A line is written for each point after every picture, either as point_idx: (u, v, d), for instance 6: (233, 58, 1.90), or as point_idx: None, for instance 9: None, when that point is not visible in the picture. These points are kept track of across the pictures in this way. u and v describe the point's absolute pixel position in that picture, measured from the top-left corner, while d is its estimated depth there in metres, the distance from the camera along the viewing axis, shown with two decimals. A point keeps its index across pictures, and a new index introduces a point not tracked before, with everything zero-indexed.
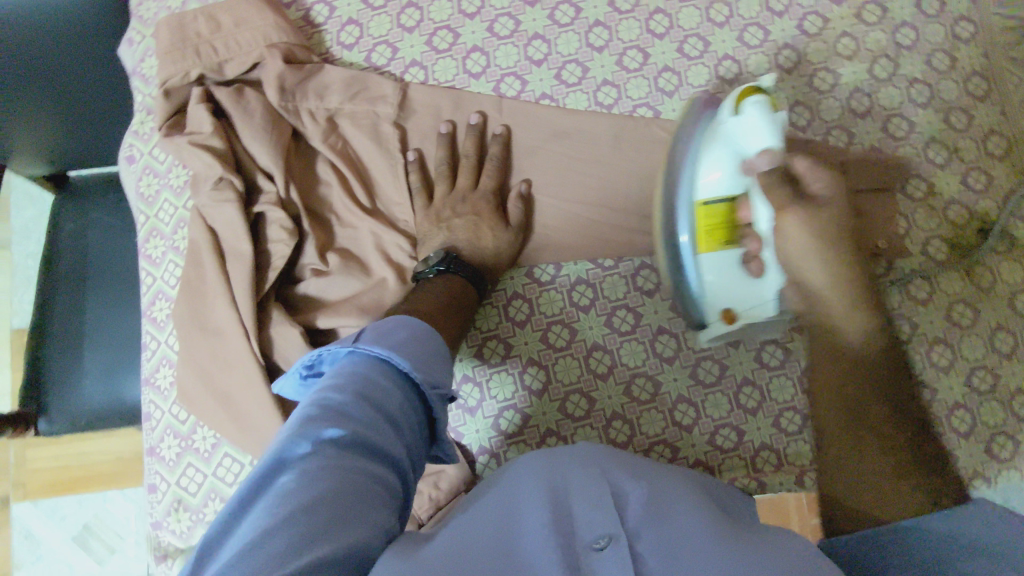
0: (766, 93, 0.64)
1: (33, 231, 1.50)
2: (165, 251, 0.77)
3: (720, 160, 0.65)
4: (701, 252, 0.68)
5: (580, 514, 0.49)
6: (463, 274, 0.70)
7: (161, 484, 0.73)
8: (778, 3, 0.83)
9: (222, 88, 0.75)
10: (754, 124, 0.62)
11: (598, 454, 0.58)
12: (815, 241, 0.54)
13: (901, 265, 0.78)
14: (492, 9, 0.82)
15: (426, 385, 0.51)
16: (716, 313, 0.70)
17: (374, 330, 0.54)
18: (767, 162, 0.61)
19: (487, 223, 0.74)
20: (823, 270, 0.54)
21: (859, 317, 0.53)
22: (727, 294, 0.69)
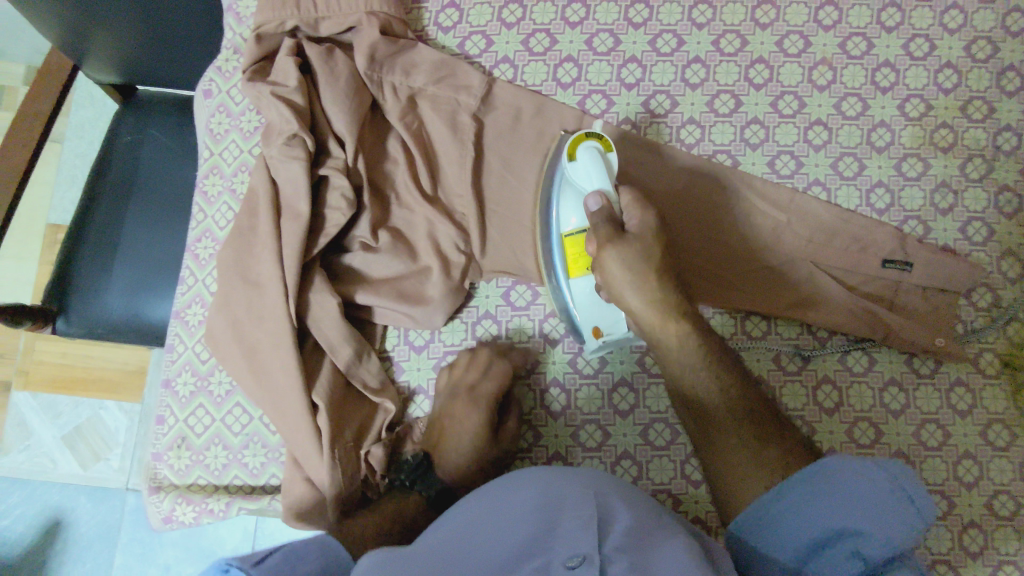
0: (599, 136, 0.69)
1: (86, 132, 1.52)
2: (222, 191, 0.77)
3: (574, 206, 0.70)
4: (573, 279, 0.71)
5: (563, 530, 0.50)
6: (426, 490, 0.66)
7: (168, 418, 0.74)
8: (884, 79, 0.80)
9: (313, 45, 0.74)
10: (584, 167, 0.68)
11: (598, 480, 0.57)
12: (638, 275, 0.64)
13: (946, 370, 0.76)
14: (595, 22, 0.81)
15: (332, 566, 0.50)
16: (585, 329, 0.72)
17: (285, 565, 0.47)
18: (597, 204, 0.66)
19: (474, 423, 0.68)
20: (643, 299, 0.64)
21: (673, 335, 0.65)
22: (592, 312, 0.71)
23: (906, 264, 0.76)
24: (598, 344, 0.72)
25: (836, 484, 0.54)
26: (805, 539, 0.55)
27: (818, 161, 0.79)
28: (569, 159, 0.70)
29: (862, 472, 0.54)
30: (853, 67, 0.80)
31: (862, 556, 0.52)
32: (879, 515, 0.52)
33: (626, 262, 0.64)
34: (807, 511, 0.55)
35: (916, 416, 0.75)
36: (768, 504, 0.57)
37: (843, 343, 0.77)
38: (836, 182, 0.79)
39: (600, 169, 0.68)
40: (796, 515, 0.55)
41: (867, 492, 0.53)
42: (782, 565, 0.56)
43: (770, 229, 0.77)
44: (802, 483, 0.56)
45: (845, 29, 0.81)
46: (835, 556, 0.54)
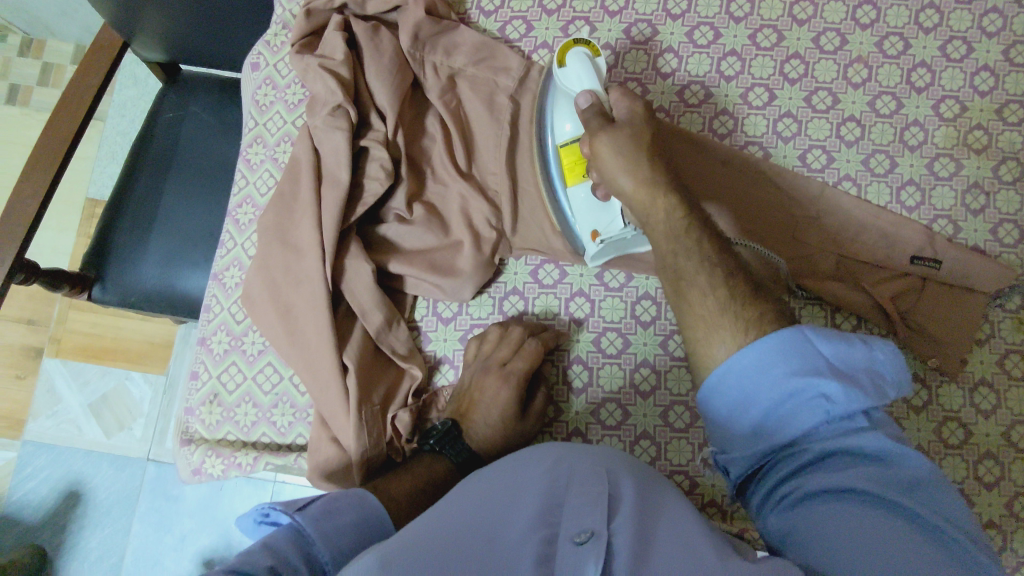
0: (586, 42, 0.71)
1: (129, 110, 1.57)
2: (264, 159, 0.80)
3: (568, 112, 0.72)
4: (569, 186, 0.73)
5: (571, 508, 0.50)
6: (453, 456, 0.67)
7: (202, 374, 0.76)
8: (919, 79, 0.81)
9: (360, 22, 0.77)
10: (574, 71, 0.70)
11: (610, 458, 0.57)
12: (631, 157, 0.64)
13: (971, 369, 0.76)
14: (634, 12, 0.82)
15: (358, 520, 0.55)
16: (584, 233, 0.73)
17: (320, 506, 0.54)
18: (588, 101, 0.68)
19: (504, 397, 0.69)
20: (635, 181, 0.63)
21: (662, 210, 0.62)
22: (589, 217, 0.73)
23: (935, 261, 0.76)
24: (597, 247, 0.72)
25: (805, 347, 0.53)
26: (767, 394, 0.53)
27: (849, 157, 0.80)
28: (558, 64, 0.71)
29: (831, 339, 0.54)
30: (889, 65, 0.81)
31: (827, 407, 0.52)
32: (844, 373, 0.53)
33: (616, 147, 0.64)
34: (771, 368, 0.53)
35: (938, 414, 0.75)
36: (732, 359, 0.55)
37: (867, 337, 0.77)
38: (866, 178, 0.80)
39: (589, 72, 0.69)
40: (758, 369, 0.54)
41: (837, 354, 0.53)
42: (741, 424, 0.55)
43: (801, 219, 0.78)
44: (766, 341, 0.54)
45: (882, 28, 0.82)
46: (794, 411, 0.53)
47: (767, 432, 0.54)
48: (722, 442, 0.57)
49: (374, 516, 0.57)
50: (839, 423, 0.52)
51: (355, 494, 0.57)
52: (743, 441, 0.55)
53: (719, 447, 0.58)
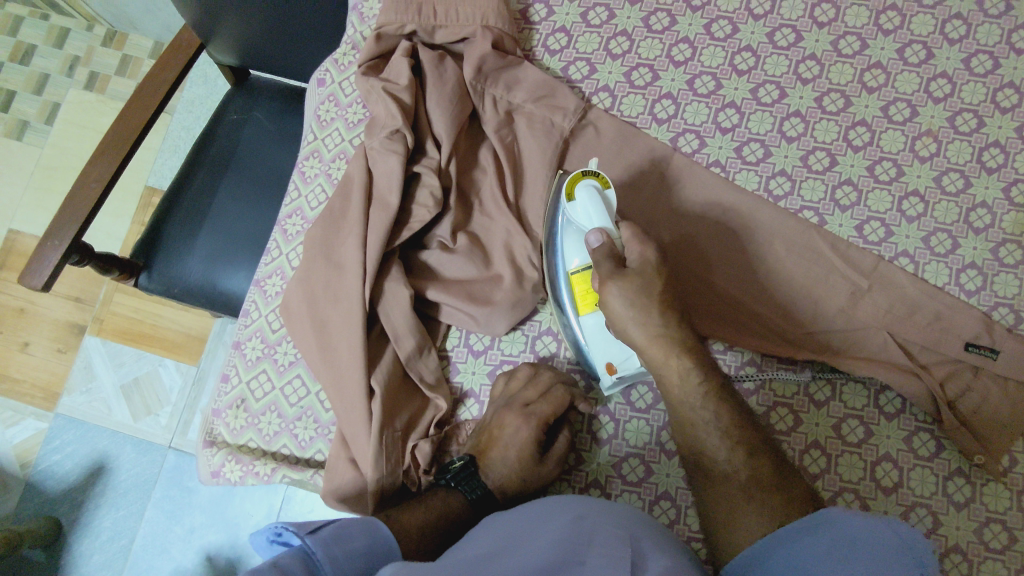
0: (595, 174, 0.69)
1: (196, 108, 1.63)
2: (318, 174, 0.81)
3: (580, 246, 0.70)
4: (584, 315, 0.71)
5: (591, 563, 0.49)
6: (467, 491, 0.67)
7: (233, 377, 0.77)
8: (991, 159, 0.78)
9: (427, 50, 0.78)
10: (583, 207, 0.68)
11: (631, 521, 0.57)
12: (641, 309, 0.65)
13: (1021, 470, 0.71)
14: (699, 64, 0.82)
15: (368, 548, 0.55)
16: (598, 365, 0.71)
17: (331, 530, 0.54)
18: (598, 241, 0.67)
19: (523, 439, 0.68)
20: (646, 334, 0.66)
21: (675, 372, 0.66)
22: (601, 349, 0.71)
23: (993, 350, 0.73)
24: (611, 380, 0.71)
25: (839, 538, 0.55)
26: None
27: (908, 233, 0.77)
28: (567, 198, 0.70)
29: (865, 531, 0.55)
30: (959, 142, 0.78)
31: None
32: (875, 565, 0.53)
33: (628, 297, 0.65)
34: (803, 554, 0.56)
35: (981, 513, 0.71)
36: (759, 555, 0.59)
37: (910, 422, 0.73)
38: (925, 256, 0.77)
39: (597, 207, 0.68)
40: (790, 558, 0.57)
41: (871, 543, 0.54)
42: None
43: (847, 293, 0.75)
44: (797, 533, 0.58)
45: (956, 104, 0.79)
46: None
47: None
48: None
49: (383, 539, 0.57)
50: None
51: (368, 520, 0.57)
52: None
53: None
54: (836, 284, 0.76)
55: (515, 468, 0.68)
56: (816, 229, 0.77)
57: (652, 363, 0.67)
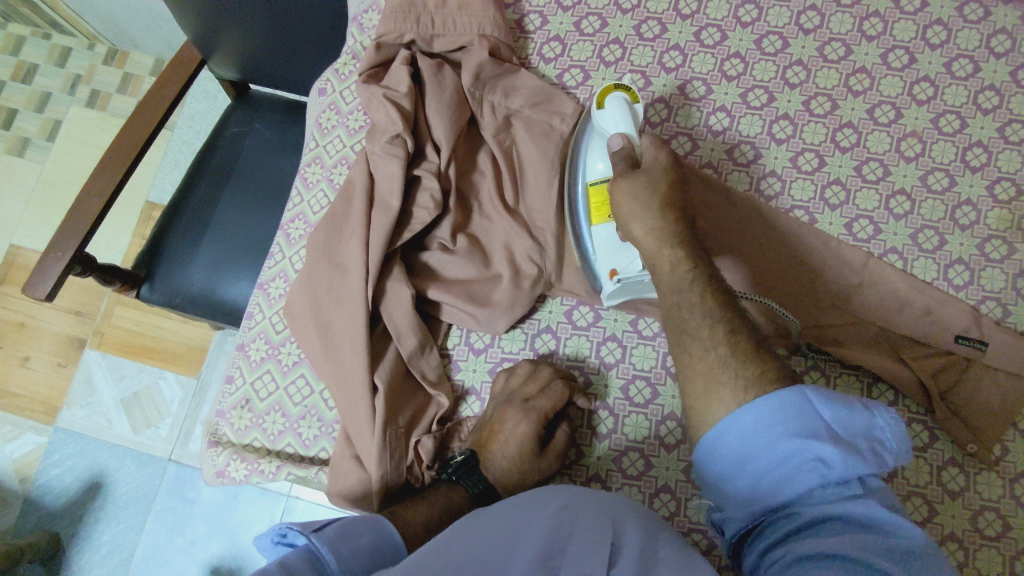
0: (626, 88, 0.73)
1: (196, 124, 1.65)
2: (320, 180, 0.83)
3: (601, 152, 0.74)
4: (595, 224, 0.75)
5: (573, 550, 0.52)
6: (468, 485, 0.68)
7: (237, 378, 0.78)
8: (975, 158, 0.80)
9: (426, 59, 0.80)
10: (611, 115, 0.71)
11: (619, 507, 0.58)
12: (643, 205, 0.66)
13: (1013, 460, 0.73)
14: (690, 70, 0.84)
15: (371, 549, 0.56)
16: (604, 271, 0.74)
17: (336, 528, 0.55)
18: (618, 144, 0.70)
19: (521, 432, 0.69)
20: (645, 228, 0.66)
21: (666, 261, 0.64)
22: (608, 256, 0.74)
23: (982, 343, 0.75)
24: (614, 287, 0.73)
25: (807, 408, 0.53)
26: (765, 455, 0.53)
27: (897, 230, 0.79)
28: (596, 106, 0.73)
29: (834, 402, 0.53)
30: (944, 142, 0.81)
31: (824, 470, 0.51)
32: (844, 438, 0.52)
33: (633, 193, 0.67)
34: (770, 430, 0.53)
35: (975, 501, 0.72)
36: (723, 424, 0.56)
37: (903, 413, 0.75)
38: (914, 252, 0.79)
39: (625, 115, 0.71)
40: (757, 427, 0.54)
41: (840, 419, 0.53)
42: (741, 478, 0.55)
43: (837, 289, 0.78)
44: (763, 401, 0.54)
45: (939, 106, 0.82)
46: (794, 475, 0.52)
47: (764, 492, 0.54)
48: (720, 498, 0.57)
49: (387, 540, 0.58)
50: (834, 490, 0.51)
51: (372, 519, 0.58)
52: (740, 498, 0.55)
53: (717, 503, 0.58)
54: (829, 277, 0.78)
55: (515, 460, 0.69)
56: (809, 226, 0.79)
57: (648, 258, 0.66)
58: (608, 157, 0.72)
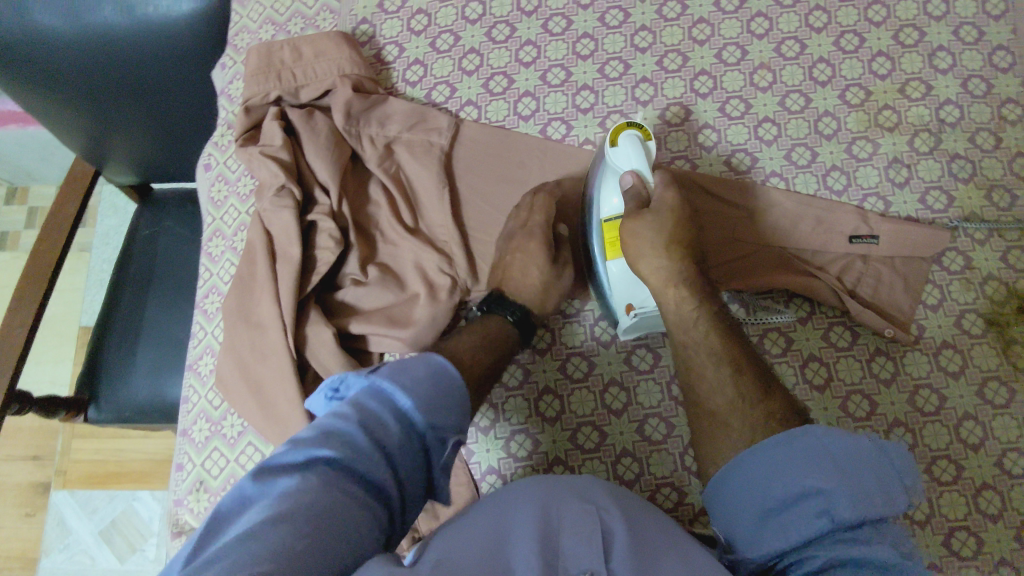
0: (640, 125, 0.73)
1: (112, 238, 1.63)
2: (224, 250, 0.84)
3: (615, 187, 0.73)
4: (608, 261, 0.74)
5: (566, 545, 0.50)
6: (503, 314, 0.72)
7: (187, 464, 0.77)
8: (821, 74, 0.86)
9: (295, 110, 0.83)
10: (625, 151, 0.71)
11: (592, 489, 0.57)
12: (650, 241, 0.68)
13: (931, 335, 0.77)
14: (547, 60, 0.89)
15: (425, 426, 0.52)
16: (619, 307, 0.74)
17: (391, 367, 0.53)
18: (631, 182, 0.70)
19: (537, 266, 0.75)
20: (653, 266, 0.68)
21: (672, 298, 0.68)
22: (625, 291, 0.73)
23: (873, 236, 0.79)
24: (631, 322, 0.73)
25: (819, 446, 0.53)
26: (776, 493, 0.53)
27: (772, 155, 0.84)
28: (609, 144, 0.73)
29: (842, 440, 0.52)
30: (790, 66, 0.87)
31: (829, 514, 0.49)
32: (852, 477, 0.50)
33: (648, 231, 0.68)
34: (789, 475, 0.53)
35: (909, 383, 0.75)
36: (739, 461, 0.57)
37: (823, 321, 0.79)
38: (792, 171, 0.84)
39: (639, 152, 0.71)
40: (767, 468, 0.55)
41: (850, 456, 0.52)
42: (756, 514, 0.54)
43: (735, 222, 0.81)
44: (779, 441, 0.55)
45: (777, 35, 0.88)
46: (797, 518, 0.51)
47: (771, 533, 0.52)
48: (732, 537, 0.56)
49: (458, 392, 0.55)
50: (844, 535, 0.49)
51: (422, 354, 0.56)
52: (750, 539, 0.54)
53: (729, 542, 0.56)
54: (718, 212, 0.81)
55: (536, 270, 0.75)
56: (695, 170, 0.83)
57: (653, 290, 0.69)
58: (622, 193, 0.72)
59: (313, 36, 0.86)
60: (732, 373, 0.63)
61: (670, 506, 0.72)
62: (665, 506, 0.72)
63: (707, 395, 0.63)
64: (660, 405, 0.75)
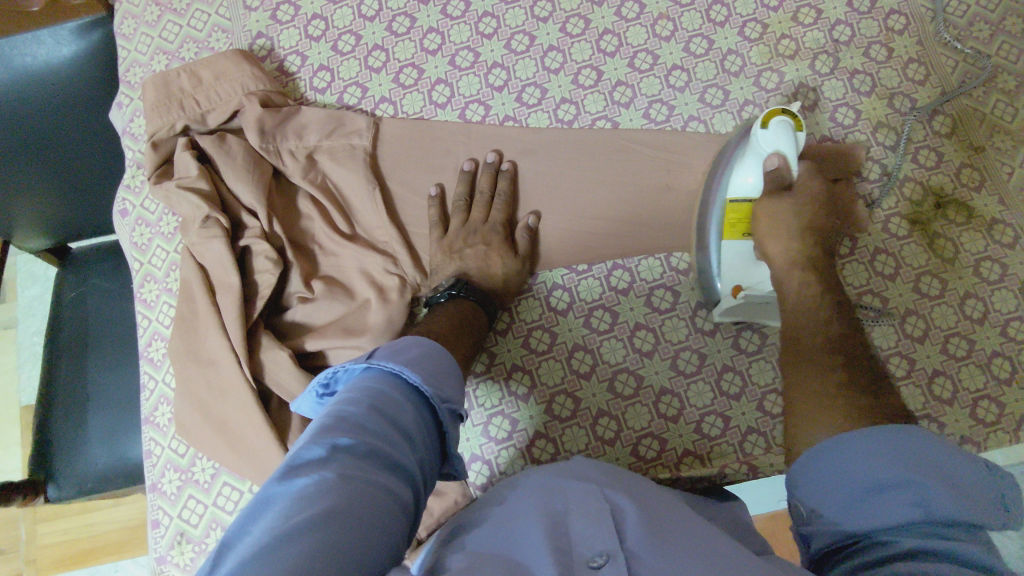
0: (792, 114, 0.73)
1: (37, 309, 1.54)
2: (159, 294, 0.81)
3: (753, 167, 0.74)
4: (726, 240, 0.76)
5: (577, 534, 0.48)
6: (473, 297, 0.74)
7: (163, 518, 0.74)
8: (718, 14, 0.89)
9: (205, 136, 0.79)
10: (774, 135, 0.72)
11: (599, 476, 0.57)
12: (784, 224, 0.71)
13: (864, 244, 0.81)
14: (452, 44, 0.88)
15: (436, 398, 0.55)
16: (726, 285, 0.76)
17: (384, 350, 0.58)
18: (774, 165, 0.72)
19: (497, 251, 0.77)
20: (782, 247, 0.71)
21: (794, 282, 0.69)
22: (736, 272, 0.75)
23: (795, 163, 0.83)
24: (734, 303, 0.74)
25: (916, 448, 0.49)
26: (864, 480, 0.50)
27: (686, 100, 0.86)
28: (760, 126, 0.73)
29: (948, 448, 0.49)
30: (688, 12, 0.89)
31: (924, 506, 0.46)
32: (954, 484, 0.46)
33: (779, 213, 0.71)
34: (881, 460, 0.50)
35: (851, 292, 0.80)
36: (836, 441, 0.54)
37: None
38: (709, 113, 0.86)
39: (788, 139, 0.73)
40: (862, 455, 0.51)
41: (955, 467, 0.47)
42: (840, 495, 0.51)
43: (663, 167, 0.83)
44: (880, 433, 0.52)
45: None
46: (887, 503, 0.48)
47: (854, 514, 0.49)
48: (814, 507, 0.53)
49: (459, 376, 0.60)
50: (932, 530, 0.45)
51: (410, 339, 0.61)
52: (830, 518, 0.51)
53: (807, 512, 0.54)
54: (649, 163, 0.83)
55: (493, 235, 0.78)
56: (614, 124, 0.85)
57: (777, 272, 0.71)
58: (762, 173, 0.73)
59: (209, 58, 0.83)
60: (841, 367, 0.61)
61: (655, 455, 0.74)
62: (649, 455, 0.74)
63: (807, 364, 0.63)
64: (625, 360, 0.77)
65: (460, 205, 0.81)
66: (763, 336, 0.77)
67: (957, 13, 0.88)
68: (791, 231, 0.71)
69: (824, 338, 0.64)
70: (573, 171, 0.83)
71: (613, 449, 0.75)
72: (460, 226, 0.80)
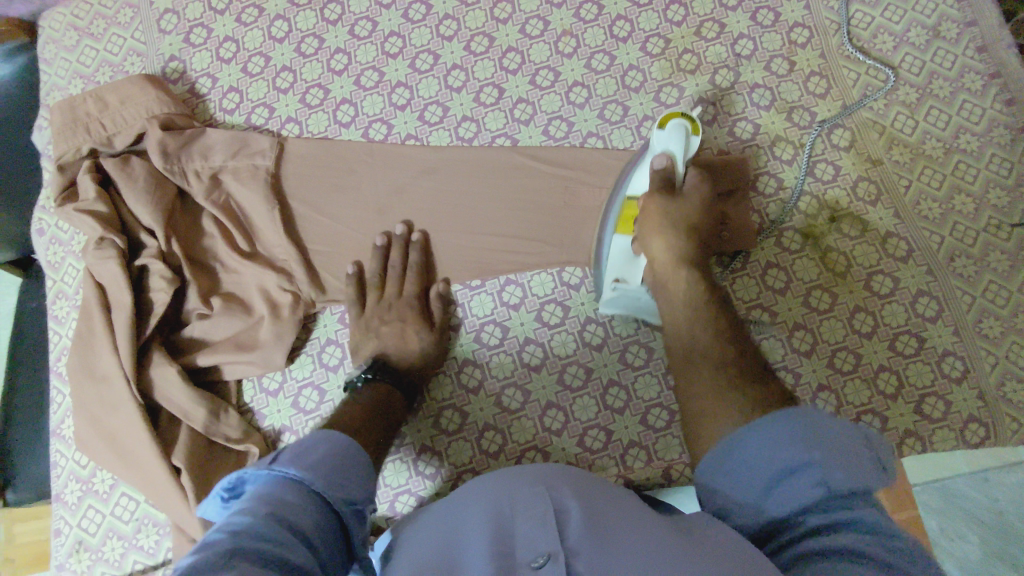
0: (692, 116, 0.69)
1: None
2: (69, 310, 0.84)
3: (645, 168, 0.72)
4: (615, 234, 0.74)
5: (521, 533, 0.48)
6: (389, 379, 0.74)
7: (64, 527, 0.77)
8: (621, 30, 0.90)
9: (109, 159, 0.82)
10: (666, 138, 0.68)
11: (547, 473, 0.55)
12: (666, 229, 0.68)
13: (756, 259, 0.82)
14: (358, 65, 0.90)
15: (340, 502, 0.51)
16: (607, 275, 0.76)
17: (291, 449, 0.54)
18: (660, 165, 0.69)
19: (413, 331, 0.78)
20: (662, 251, 0.68)
21: (678, 284, 0.67)
22: (617, 266, 0.75)
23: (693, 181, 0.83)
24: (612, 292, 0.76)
25: (808, 426, 0.49)
26: (767, 470, 0.49)
27: (586, 116, 0.87)
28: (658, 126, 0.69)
29: (832, 418, 0.49)
30: (591, 29, 0.90)
31: (824, 483, 0.46)
32: (843, 452, 0.47)
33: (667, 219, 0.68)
34: (777, 449, 0.49)
35: (741, 306, 0.81)
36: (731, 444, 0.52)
37: None
38: (607, 129, 0.87)
39: (681, 144, 0.68)
40: (760, 448, 0.50)
41: (841, 434, 0.48)
42: (751, 484, 0.50)
43: (560, 186, 0.84)
44: (770, 421, 0.51)
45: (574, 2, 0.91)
46: (797, 486, 0.47)
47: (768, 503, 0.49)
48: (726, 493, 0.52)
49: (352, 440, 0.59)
50: (837, 504, 0.46)
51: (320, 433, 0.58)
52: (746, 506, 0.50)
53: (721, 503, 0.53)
54: (547, 181, 0.84)
55: (408, 310, 0.79)
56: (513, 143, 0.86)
57: (662, 278, 0.68)
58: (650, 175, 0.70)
59: (117, 83, 0.86)
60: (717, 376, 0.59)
61: None
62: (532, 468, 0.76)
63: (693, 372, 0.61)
64: (513, 375, 0.79)
65: (376, 278, 0.82)
66: (649, 351, 0.78)
67: (861, 25, 0.88)
68: (673, 237, 0.68)
69: (709, 356, 0.61)
70: (470, 190, 0.85)
71: (496, 462, 0.77)
72: (375, 301, 0.81)
